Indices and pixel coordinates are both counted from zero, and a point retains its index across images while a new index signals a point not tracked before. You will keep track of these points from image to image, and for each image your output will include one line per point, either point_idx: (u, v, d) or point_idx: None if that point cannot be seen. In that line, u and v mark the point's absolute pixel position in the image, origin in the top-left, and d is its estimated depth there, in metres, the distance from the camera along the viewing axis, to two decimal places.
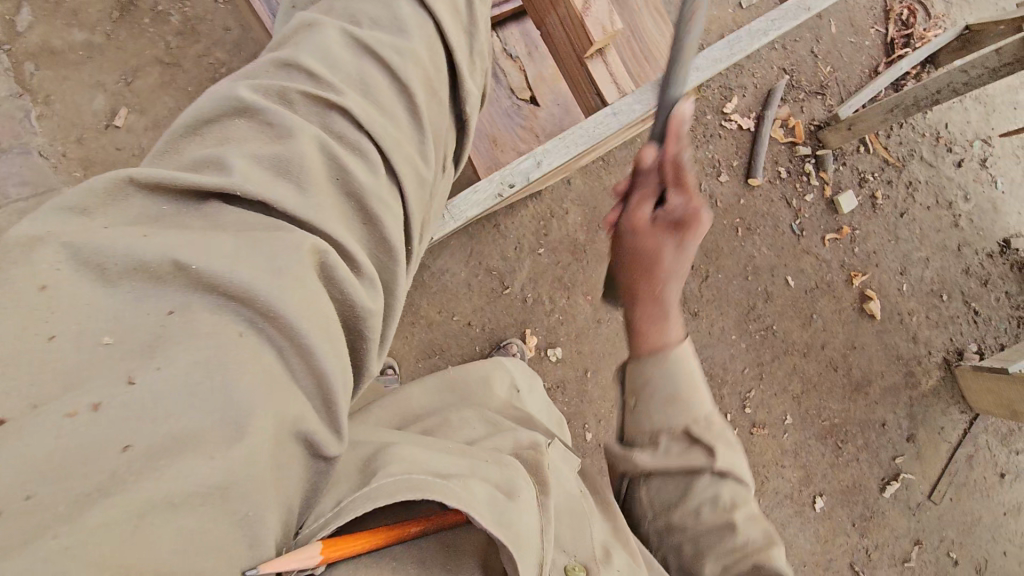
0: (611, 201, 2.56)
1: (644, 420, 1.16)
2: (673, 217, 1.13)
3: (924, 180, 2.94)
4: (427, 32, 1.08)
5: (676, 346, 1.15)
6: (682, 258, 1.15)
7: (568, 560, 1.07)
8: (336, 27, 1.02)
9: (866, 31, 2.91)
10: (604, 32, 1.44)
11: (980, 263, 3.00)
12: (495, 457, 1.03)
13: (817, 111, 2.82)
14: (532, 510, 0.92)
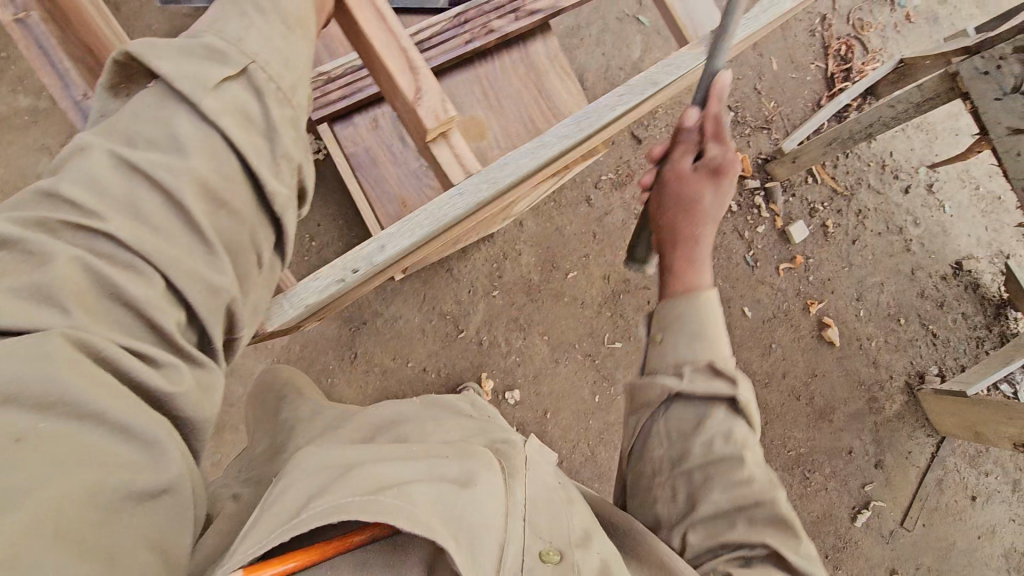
0: (565, 240, 2.59)
1: (671, 350, 1.19)
2: (712, 164, 1.28)
3: (873, 207, 3.00)
4: (211, 140, 0.89)
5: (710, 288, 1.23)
6: (717, 209, 1.29)
7: (542, 545, 1.00)
8: (108, 147, 0.85)
9: (807, 67, 3.00)
10: (437, 118, 1.26)
11: (934, 285, 3.05)
12: (464, 446, 1.09)
13: (764, 144, 2.90)
14: (491, 496, 0.96)
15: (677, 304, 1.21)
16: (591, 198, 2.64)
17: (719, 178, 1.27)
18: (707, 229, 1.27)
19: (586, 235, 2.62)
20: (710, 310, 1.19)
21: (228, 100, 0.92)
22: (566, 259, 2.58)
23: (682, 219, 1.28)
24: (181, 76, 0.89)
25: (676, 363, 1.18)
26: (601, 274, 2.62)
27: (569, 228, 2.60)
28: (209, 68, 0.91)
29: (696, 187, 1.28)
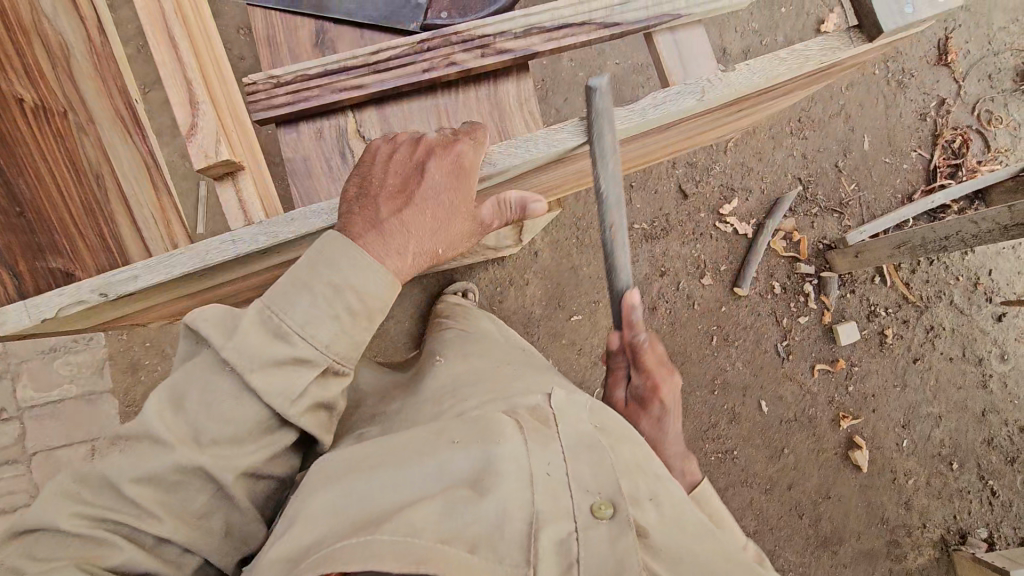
0: (577, 281, 2.46)
1: (680, 513, 1.20)
2: (637, 394, 1.21)
3: (949, 326, 2.59)
4: (252, 410, 0.89)
5: (696, 480, 1.22)
6: (663, 428, 1.22)
7: (591, 499, 0.95)
8: (150, 404, 0.86)
9: (907, 153, 2.64)
10: (206, 163, 0.98)
11: (1008, 436, 2.58)
12: (478, 421, 1.06)
13: (830, 229, 2.58)
14: (510, 482, 0.94)
15: (678, 508, 1.24)
16: None
17: (648, 404, 1.21)
18: (669, 432, 1.24)
19: (601, 281, 2.47)
20: (714, 505, 1.19)
21: (288, 377, 0.88)
22: (573, 300, 2.46)
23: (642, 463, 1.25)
24: (235, 345, 0.85)
25: (714, 535, 1.20)
26: (607, 324, 2.46)
27: (586, 269, 2.47)
28: (281, 346, 0.87)
29: (635, 425, 1.22)
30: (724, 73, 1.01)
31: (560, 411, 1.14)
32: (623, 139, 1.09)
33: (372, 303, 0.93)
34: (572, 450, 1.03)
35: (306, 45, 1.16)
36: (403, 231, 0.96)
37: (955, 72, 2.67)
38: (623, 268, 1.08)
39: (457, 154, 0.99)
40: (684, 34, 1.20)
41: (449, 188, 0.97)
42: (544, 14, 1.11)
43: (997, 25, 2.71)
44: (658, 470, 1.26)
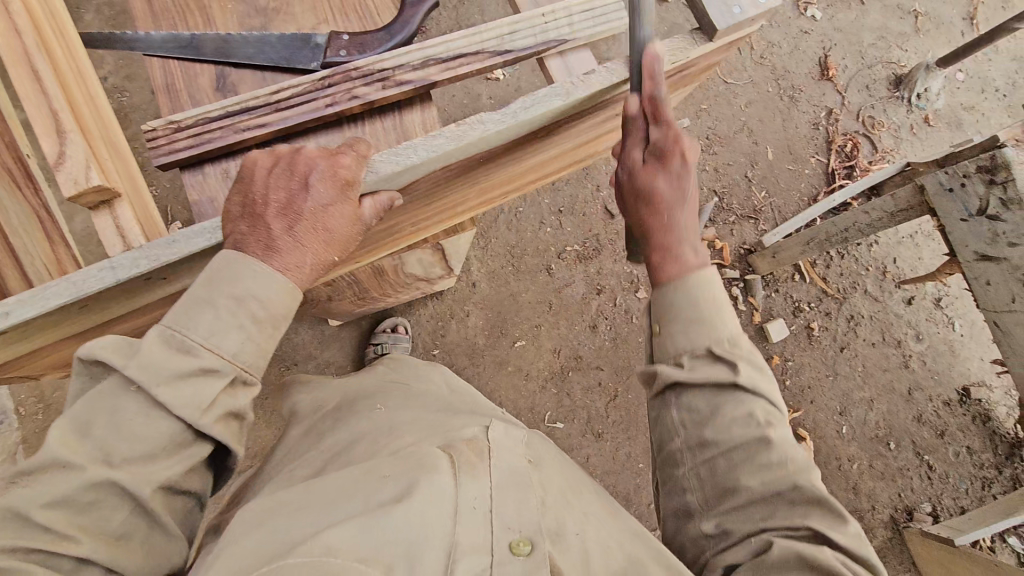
0: (516, 307, 2.49)
1: (671, 341, 1.14)
2: (660, 147, 1.09)
3: (868, 314, 2.77)
4: (167, 426, 0.87)
5: (703, 264, 1.17)
6: (681, 188, 1.13)
7: (512, 535, 0.95)
8: (52, 432, 0.82)
9: (807, 160, 2.87)
10: (79, 189, 0.97)
11: (935, 411, 2.74)
12: (409, 458, 1.04)
13: (748, 234, 2.75)
14: (431, 511, 0.92)
15: (672, 292, 1.14)
16: (553, 268, 2.54)
17: (670, 160, 1.10)
18: (678, 212, 1.14)
19: (541, 305, 2.52)
20: (709, 296, 1.13)
21: (195, 389, 0.88)
22: (516, 327, 2.48)
23: (648, 212, 1.15)
24: (138, 362, 0.84)
25: (681, 349, 1.12)
26: (550, 347, 2.49)
27: (524, 295, 2.51)
28: (187, 359, 0.87)
29: (652, 176, 1.11)
30: (583, 77, 1.05)
31: (496, 443, 1.12)
32: (513, 143, 1.10)
33: (276, 310, 0.95)
34: (502, 486, 1.02)
35: (207, 90, 1.17)
36: (298, 248, 0.97)
37: (837, 86, 2.96)
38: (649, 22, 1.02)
39: (339, 168, 0.98)
40: (575, 57, 1.28)
41: (334, 202, 0.97)
42: (438, 46, 1.18)
43: (867, 42, 3.03)
44: (660, 216, 1.14)
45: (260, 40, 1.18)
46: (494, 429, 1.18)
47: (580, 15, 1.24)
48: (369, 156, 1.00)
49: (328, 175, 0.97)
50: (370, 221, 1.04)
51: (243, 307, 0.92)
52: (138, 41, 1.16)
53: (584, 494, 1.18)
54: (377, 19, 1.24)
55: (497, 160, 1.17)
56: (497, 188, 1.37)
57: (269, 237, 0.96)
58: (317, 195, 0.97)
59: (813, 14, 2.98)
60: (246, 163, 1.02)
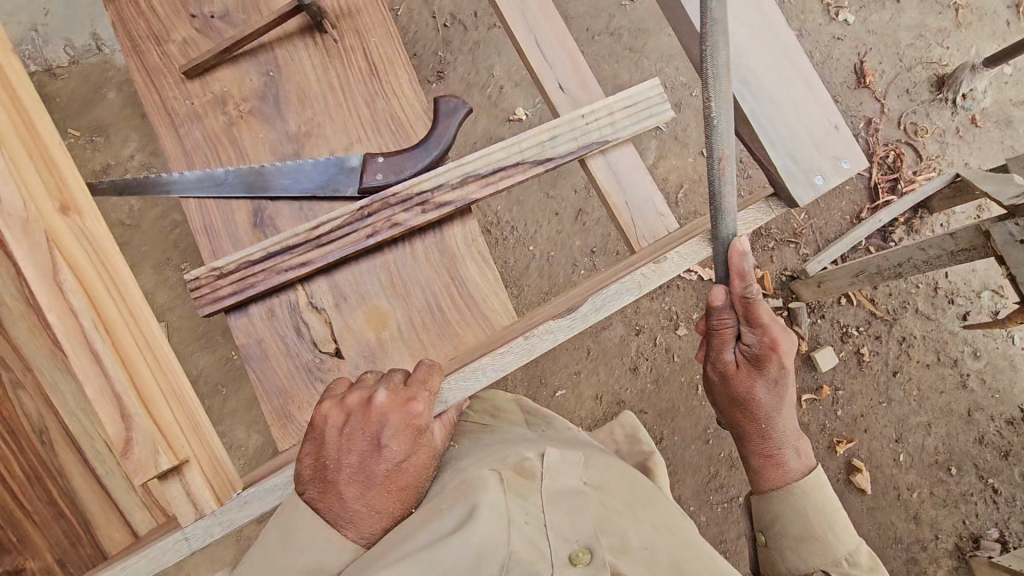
0: (555, 355, 2.45)
1: (782, 560, 1.11)
2: (753, 354, 1.09)
3: (920, 334, 2.66)
4: None
5: (808, 465, 1.14)
6: (781, 393, 1.10)
7: (569, 546, 0.97)
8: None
9: (847, 175, 2.74)
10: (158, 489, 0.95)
11: (997, 431, 2.62)
12: (462, 480, 1.03)
13: (789, 259, 2.65)
14: (489, 525, 0.92)
15: (775, 504, 1.12)
16: None
17: (765, 367, 1.08)
18: (774, 420, 1.12)
19: (580, 350, 2.47)
20: (819, 506, 1.10)
21: None
22: (556, 375, 2.45)
23: (744, 423, 1.13)
24: None
25: (798, 571, 1.08)
26: (592, 393, 2.45)
27: (562, 342, 2.46)
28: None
29: (747, 385, 1.09)
30: (658, 264, 1.12)
31: (545, 462, 1.13)
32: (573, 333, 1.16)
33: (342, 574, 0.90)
34: (551, 500, 1.04)
35: (245, 227, 1.14)
36: (369, 513, 0.94)
37: (875, 93, 2.81)
38: (730, 215, 1.07)
39: (409, 416, 0.98)
40: (618, 153, 1.21)
41: (407, 458, 0.97)
42: (478, 163, 1.13)
43: (904, 42, 2.87)
44: (756, 424, 1.12)
45: (294, 168, 1.15)
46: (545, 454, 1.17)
47: (621, 112, 1.18)
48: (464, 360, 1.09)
49: (396, 419, 0.97)
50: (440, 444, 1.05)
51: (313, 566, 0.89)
52: (172, 182, 1.13)
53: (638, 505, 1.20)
54: (410, 131, 1.20)
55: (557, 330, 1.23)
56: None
57: (338, 495, 0.93)
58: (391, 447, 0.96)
59: (846, 18, 2.82)
60: (315, 419, 1.01)
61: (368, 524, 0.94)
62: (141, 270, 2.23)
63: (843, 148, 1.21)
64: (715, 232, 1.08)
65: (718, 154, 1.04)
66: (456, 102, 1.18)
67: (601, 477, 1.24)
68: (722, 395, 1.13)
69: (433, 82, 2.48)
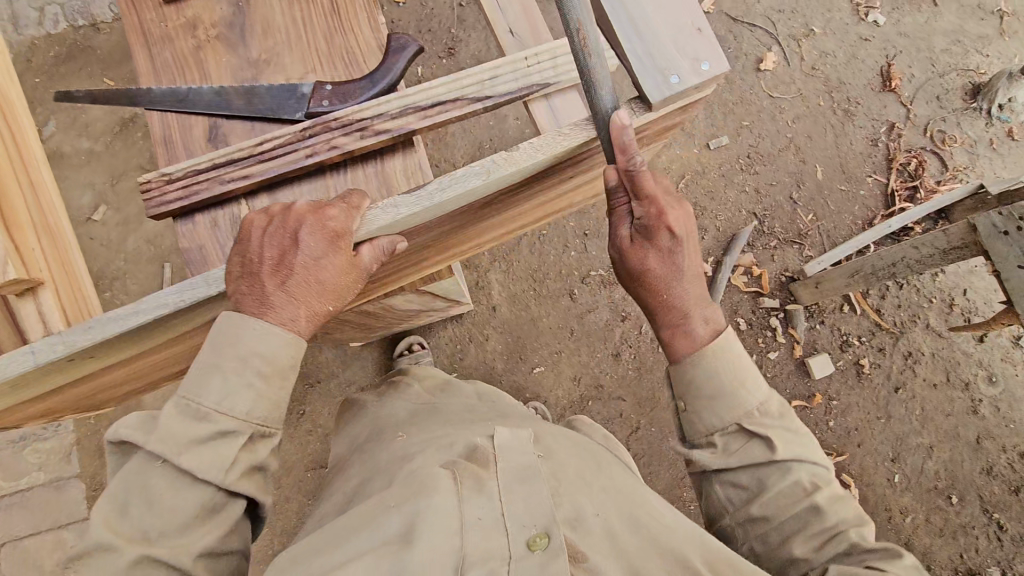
0: (537, 332, 2.46)
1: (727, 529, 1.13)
2: (647, 225, 1.08)
3: (929, 351, 2.51)
4: (199, 492, 0.88)
5: (718, 329, 1.15)
6: (677, 263, 1.11)
7: (528, 534, 0.92)
8: (97, 516, 0.85)
9: (862, 179, 2.63)
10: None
11: (1009, 463, 2.43)
12: (411, 482, 1.01)
13: (791, 260, 2.56)
14: (438, 525, 0.90)
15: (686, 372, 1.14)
16: (575, 292, 2.48)
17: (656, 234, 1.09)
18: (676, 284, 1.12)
19: (562, 330, 2.46)
20: (732, 363, 1.12)
21: (215, 452, 0.88)
22: (535, 352, 2.44)
23: (652, 294, 1.14)
24: (158, 438, 0.86)
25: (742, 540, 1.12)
26: (571, 374, 2.44)
27: (545, 320, 2.47)
28: (203, 426, 0.88)
29: (642, 256, 1.11)
30: (510, 153, 0.92)
31: (502, 450, 1.05)
32: (463, 211, 1.00)
33: (281, 362, 0.93)
34: (508, 490, 0.97)
35: (201, 141, 1.22)
36: (241, 328, 0.90)
37: (901, 97, 2.70)
38: (606, 89, 0.94)
39: (247, 252, 0.94)
40: (562, 99, 1.23)
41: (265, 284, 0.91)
42: (418, 94, 1.17)
43: (938, 47, 2.74)
44: (656, 291, 1.13)
45: (251, 92, 1.23)
46: (499, 433, 1.09)
47: (564, 57, 1.20)
48: (361, 208, 0.94)
49: (238, 268, 0.92)
50: (345, 286, 0.96)
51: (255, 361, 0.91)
52: (139, 95, 1.22)
53: (596, 470, 1.14)
54: (363, 64, 1.27)
55: (481, 213, 1.08)
56: (483, 227, 1.21)
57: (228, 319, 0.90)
58: (234, 296, 0.91)
59: (876, 19, 2.73)
60: None
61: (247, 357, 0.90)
62: None
63: (703, 49, 0.97)
64: (593, 107, 0.94)
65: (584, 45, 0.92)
66: (407, 40, 1.23)
67: (553, 447, 1.17)
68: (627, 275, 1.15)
69: (443, 57, 2.55)
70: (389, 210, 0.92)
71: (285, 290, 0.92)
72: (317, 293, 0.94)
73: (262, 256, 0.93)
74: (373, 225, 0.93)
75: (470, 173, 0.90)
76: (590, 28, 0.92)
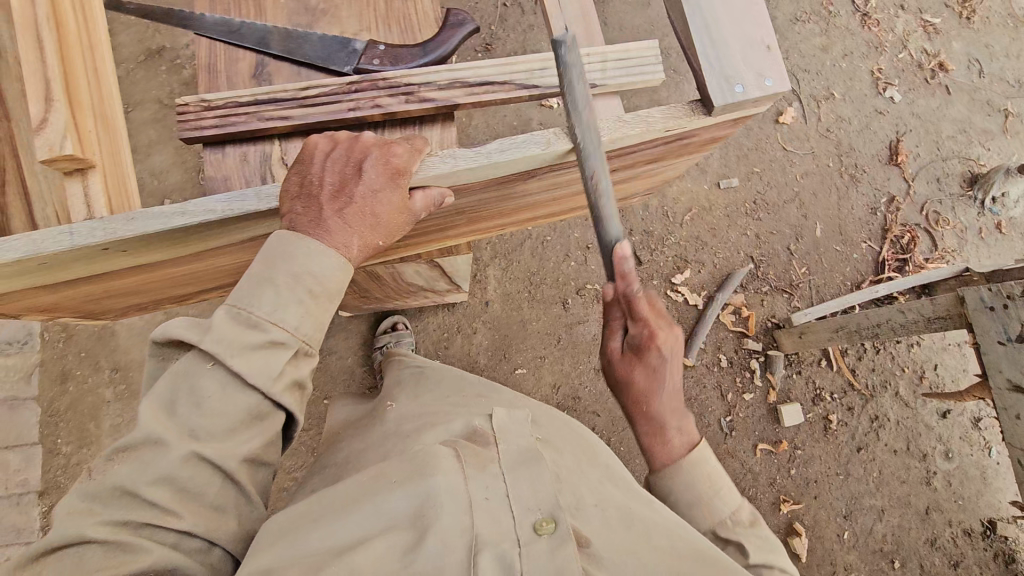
0: (524, 333, 2.47)
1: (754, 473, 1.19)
2: (635, 345, 1.09)
3: (894, 418, 2.58)
4: (246, 399, 0.88)
5: (693, 441, 1.19)
6: (661, 380, 1.11)
7: (532, 516, 0.94)
8: (145, 411, 0.84)
9: (857, 244, 2.73)
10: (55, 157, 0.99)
11: (952, 538, 2.51)
12: (414, 456, 1.01)
13: (779, 308, 2.63)
14: (450, 511, 0.92)
15: (661, 483, 1.18)
16: (568, 302, 2.51)
17: (642, 357, 1.09)
18: (659, 400, 1.13)
19: (550, 337, 2.48)
20: (707, 474, 1.16)
21: (264, 361, 0.88)
22: (520, 353, 2.46)
23: (638, 420, 1.16)
24: (211, 339, 0.86)
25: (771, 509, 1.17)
26: (551, 381, 2.45)
27: (535, 323, 2.48)
28: (254, 334, 0.88)
29: (627, 374, 1.12)
30: (569, 130, 0.99)
31: (500, 432, 1.09)
32: (512, 181, 1.05)
33: (331, 285, 0.93)
34: (510, 470, 1.00)
35: (245, 75, 1.23)
36: (290, 254, 0.90)
37: (904, 173, 2.81)
38: (611, 220, 0.97)
39: (306, 174, 0.94)
40: (603, 103, 1.27)
41: (320, 208, 0.93)
42: (467, 70, 1.19)
43: (945, 133, 2.87)
44: (640, 410, 1.14)
45: (303, 37, 1.24)
46: (499, 412, 1.15)
47: (614, 63, 1.24)
48: (424, 151, 0.98)
49: (295, 188, 0.93)
50: (393, 228, 0.98)
51: (308, 284, 0.91)
52: (192, 20, 1.23)
53: (590, 461, 1.19)
54: (417, 34, 1.29)
55: (521, 193, 1.14)
56: (512, 209, 1.25)
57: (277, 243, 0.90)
58: (289, 215, 0.93)
59: (892, 95, 2.86)
60: None
61: (294, 282, 0.90)
62: (164, 147, 2.35)
63: (767, 66, 1.01)
64: (599, 238, 0.99)
65: (590, 173, 0.96)
66: (465, 17, 1.25)
67: (546, 430, 1.22)
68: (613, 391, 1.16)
69: (479, 52, 2.59)
70: (452, 160, 0.96)
71: (342, 216, 0.94)
72: (370, 229, 0.96)
73: (322, 181, 0.94)
74: (434, 171, 0.97)
75: (529, 141, 0.96)
76: (586, 121, 0.95)
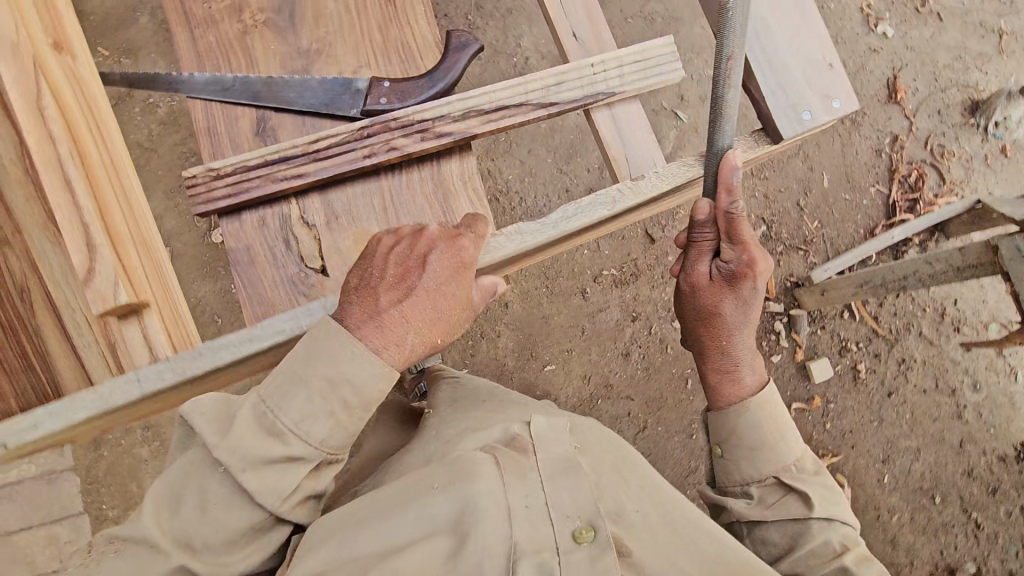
0: (547, 329, 2.45)
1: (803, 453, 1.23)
2: (729, 271, 1.18)
3: (921, 358, 2.61)
4: (252, 514, 0.88)
5: (762, 381, 1.27)
6: (747, 309, 1.20)
7: (572, 524, 0.94)
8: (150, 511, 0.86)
9: (866, 189, 2.70)
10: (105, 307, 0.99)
11: (987, 466, 2.58)
12: (454, 462, 1.01)
13: (796, 266, 2.62)
14: (489, 522, 0.92)
15: (727, 416, 1.24)
16: (587, 292, 2.49)
17: (737, 285, 1.18)
18: (735, 336, 1.22)
19: (573, 329, 2.47)
20: (769, 424, 1.22)
21: (277, 475, 0.88)
22: (546, 349, 2.44)
23: (709, 339, 1.23)
24: (227, 447, 0.86)
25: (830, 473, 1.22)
26: (580, 372, 2.45)
27: (556, 317, 2.46)
28: (274, 445, 0.88)
29: (715, 299, 1.20)
30: (630, 188, 1.15)
31: (540, 436, 1.08)
32: (563, 237, 1.19)
33: (369, 394, 0.93)
34: (549, 478, 1.00)
35: (246, 134, 1.16)
36: (339, 342, 0.92)
37: (905, 109, 2.76)
38: (727, 129, 1.12)
39: (364, 272, 1.01)
40: (623, 110, 1.22)
41: (374, 296, 0.98)
42: (480, 97, 1.13)
43: (943, 62, 2.81)
44: (715, 338, 1.23)
45: (302, 84, 1.17)
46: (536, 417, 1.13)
47: (630, 66, 1.18)
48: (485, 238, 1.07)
49: (358, 282, 1.00)
50: (444, 307, 1.01)
51: (344, 394, 0.91)
52: (180, 82, 1.16)
53: (622, 451, 1.18)
54: (417, 62, 1.22)
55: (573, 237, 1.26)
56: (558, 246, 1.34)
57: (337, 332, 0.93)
58: (344, 305, 0.98)
59: (885, 30, 2.78)
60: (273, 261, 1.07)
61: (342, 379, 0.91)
62: (153, 193, 2.27)
63: (830, 89, 1.22)
64: (712, 143, 1.14)
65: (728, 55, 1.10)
66: (468, 38, 1.18)
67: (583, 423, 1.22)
68: (691, 308, 1.24)
69: None
70: (525, 232, 1.10)
71: (397, 308, 0.97)
72: (426, 316, 0.99)
73: (383, 273, 1.00)
74: (510, 245, 1.10)
75: (585, 207, 1.11)
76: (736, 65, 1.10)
